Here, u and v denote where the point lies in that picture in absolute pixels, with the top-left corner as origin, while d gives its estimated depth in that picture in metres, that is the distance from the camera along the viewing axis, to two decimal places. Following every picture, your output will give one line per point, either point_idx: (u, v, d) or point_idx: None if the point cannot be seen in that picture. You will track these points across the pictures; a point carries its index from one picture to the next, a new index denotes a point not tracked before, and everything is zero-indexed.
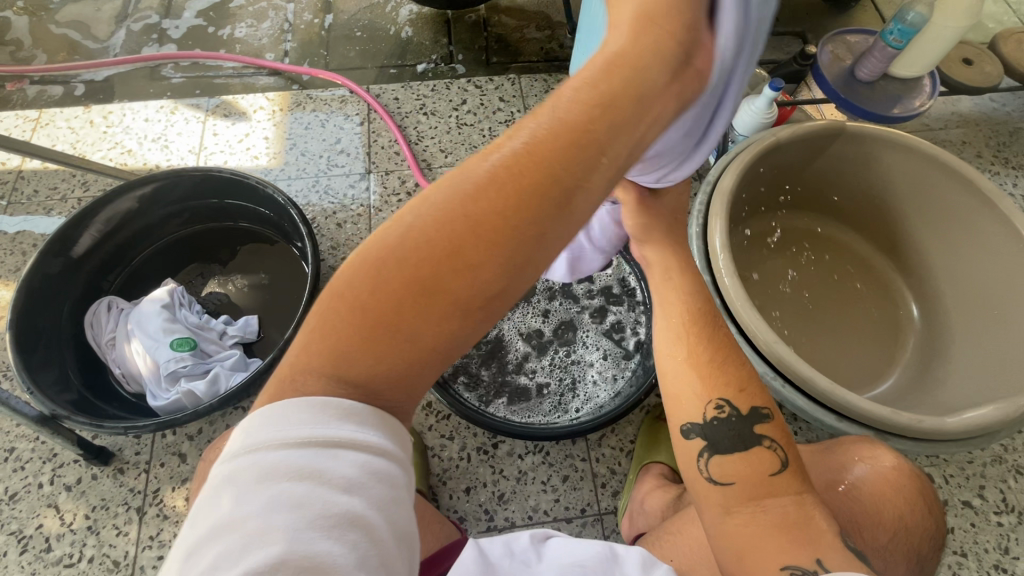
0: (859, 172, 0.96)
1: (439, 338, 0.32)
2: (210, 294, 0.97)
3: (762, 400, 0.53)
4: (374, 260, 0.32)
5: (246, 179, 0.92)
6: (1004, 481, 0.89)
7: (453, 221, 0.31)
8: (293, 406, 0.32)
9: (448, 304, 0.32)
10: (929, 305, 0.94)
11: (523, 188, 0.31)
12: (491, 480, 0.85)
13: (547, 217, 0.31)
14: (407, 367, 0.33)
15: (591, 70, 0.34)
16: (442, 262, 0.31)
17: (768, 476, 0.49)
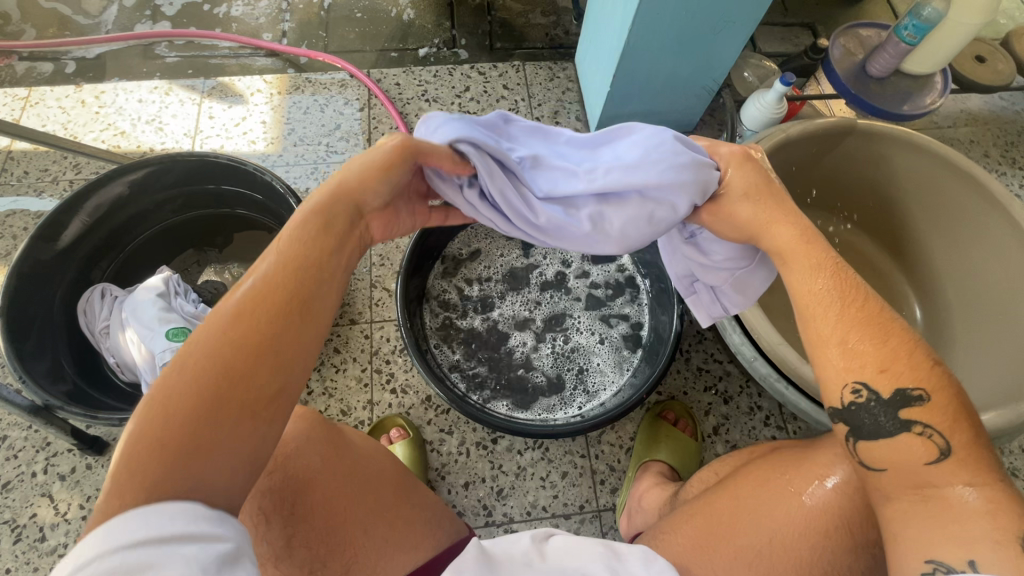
0: (867, 171, 0.95)
1: (248, 437, 0.36)
2: (206, 283, 0.98)
3: (914, 378, 0.46)
4: (161, 401, 0.34)
5: (244, 165, 0.89)
6: None
7: (234, 338, 0.36)
8: (113, 524, 0.31)
9: (243, 406, 0.36)
10: (932, 306, 0.94)
11: (280, 301, 0.38)
12: (490, 475, 0.85)
13: (304, 316, 0.39)
14: (229, 470, 0.35)
15: (300, 224, 0.42)
16: (251, 362, 0.36)
17: (920, 466, 0.45)
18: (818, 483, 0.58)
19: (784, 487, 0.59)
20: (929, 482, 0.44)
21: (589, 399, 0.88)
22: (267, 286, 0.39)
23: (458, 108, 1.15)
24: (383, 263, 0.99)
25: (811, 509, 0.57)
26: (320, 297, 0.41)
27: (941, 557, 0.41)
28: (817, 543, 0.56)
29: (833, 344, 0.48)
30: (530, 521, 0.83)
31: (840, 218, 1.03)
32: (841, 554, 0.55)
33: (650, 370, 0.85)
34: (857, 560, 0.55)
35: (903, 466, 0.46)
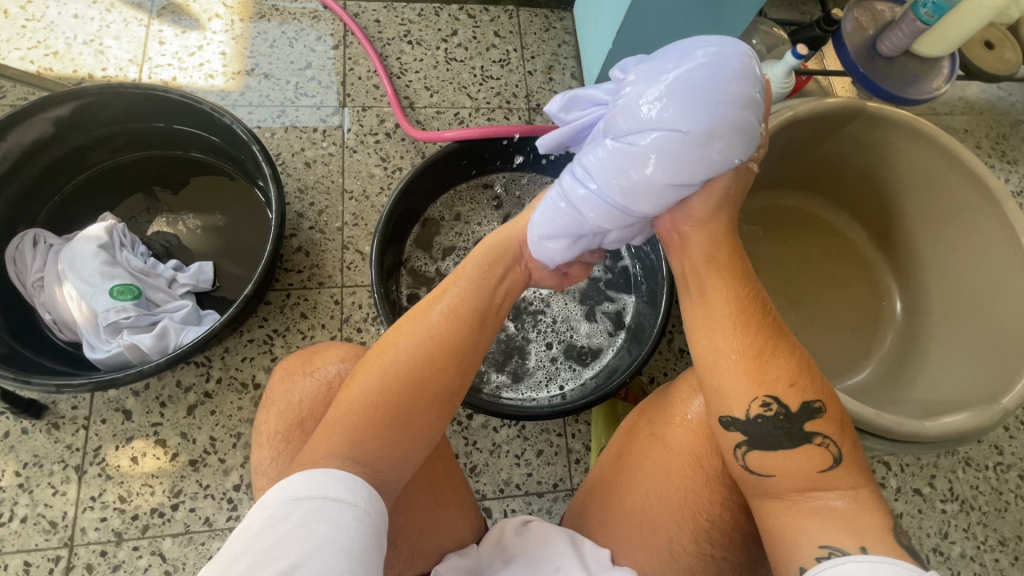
0: (866, 156, 0.92)
1: (425, 425, 0.50)
2: (157, 233, 0.86)
3: (815, 392, 0.48)
4: (376, 385, 0.49)
5: (200, 103, 0.79)
6: (953, 471, 0.93)
7: (420, 348, 0.51)
8: (304, 473, 0.42)
9: (428, 403, 0.50)
10: (912, 300, 0.94)
11: (459, 326, 0.52)
12: (463, 451, 0.83)
13: (473, 340, 0.53)
14: (409, 444, 0.49)
15: (477, 266, 0.56)
16: (435, 370, 0.50)
17: (818, 474, 0.46)
18: (675, 428, 0.55)
19: (644, 436, 0.57)
20: (812, 487, 0.46)
21: (572, 377, 0.86)
22: (450, 311, 0.53)
23: (444, 54, 1.05)
24: (356, 223, 0.91)
25: (674, 452, 0.54)
26: (486, 324, 0.54)
27: (834, 544, 0.43)
28: (680, 487, 0.53)
29: (744, 359, 0.49)
30: (503, 499, 0.81)
31: (832, 201, 1.01)
32: (699, 491, 0.53)
33: (634, 351, 0.82)
34: (715, 493, 0.53)
35: (791, 474, 0.47)
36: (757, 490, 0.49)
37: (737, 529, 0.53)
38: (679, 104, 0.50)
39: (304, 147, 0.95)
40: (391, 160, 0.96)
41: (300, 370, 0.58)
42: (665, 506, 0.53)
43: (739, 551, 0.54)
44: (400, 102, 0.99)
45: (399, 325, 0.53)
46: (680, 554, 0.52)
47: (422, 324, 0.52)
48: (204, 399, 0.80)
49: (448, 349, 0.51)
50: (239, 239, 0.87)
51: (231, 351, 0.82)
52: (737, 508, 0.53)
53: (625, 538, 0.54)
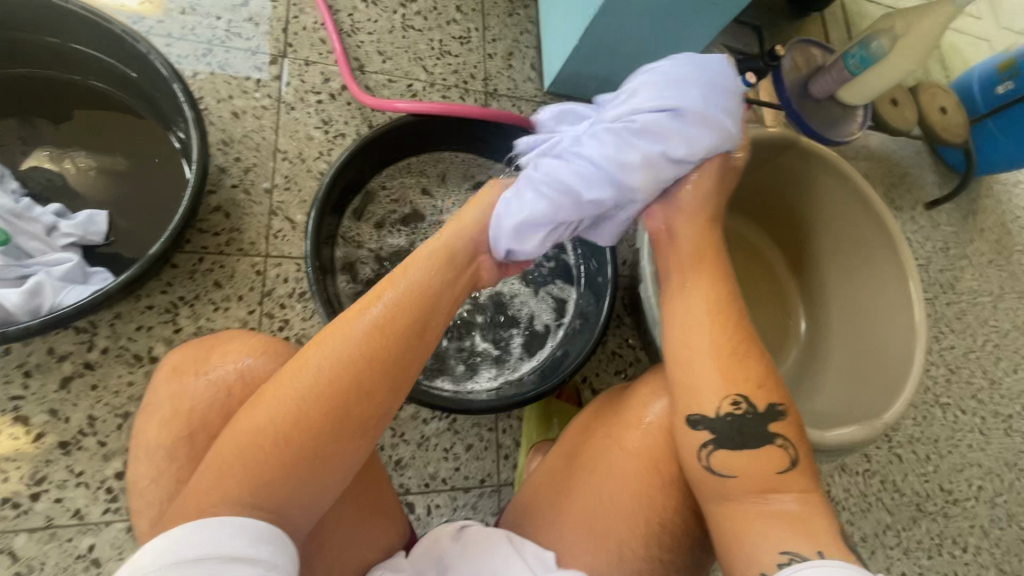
0: (792, 189, 1.00)
1: (343, 449, 0.45)
2: (35, 169, 0.72)
3: (779, 397, 0.53)
4: (286, 406, 0.43)
5: (110, 23, 0.67)
6: (832, 476, 1.04)
7: (345, 365, 0.46)
8: (192, 527, 0.37)
9: (347, 426, 0.45)
10: (816, 321, 1.04)
11: (391, 343, 0.48)
12: (389, 443, 0.78)
13: (407, 353, 0.48)
14: (324, 473, 0.44)
15: (417, 274, 0.52)
16: (360, 387, 0.45)
17: (776, 474, 0.50)
18: (630, 433, 0.57)
19: (598, 439, 0.58)
20: (768, 489, 0.50)
21: (507, 373, 0.85)
22: (383, 325, 0.48)
23: (401, 20, 0.98)
24: (288, 187, 0.83)
25: (629, 454, 0.56)
26: (422, 338, 0.50)
27: (793, 549, 0.45)
28: (636, 491, 0.54)
29: (716, 359, 0.53)
30: (428, 494, 0.78)
31: (757, 226, 1.09)
32: (653, 494, 0.54)
33: (571, 351, 0.82)
34: (668, 497, 0.55)
35: (752, 474, 0.50)
36: (716, 495, 0.51)
37: (686, 534, 0.55)
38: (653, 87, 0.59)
39: (232, 95, 0.84)
40: (333, 124, 0.88)
41: (192, 369, 0.51)
42: (619, 510, 0.54)
43: (686, 556, 0.55)
44: (349, 63, 0.91)
45: (324, 336, 0.47)
46: (631, 559, 0.53)
47: (347, 337, 0.47)
48: (84, 371, 0.68)
49: (376, 366, 0.46)
50: (143, 188, 0.74)
51: (123, 318, 0.71)
52: (687, 513, 0.55)
53: (579, 545, 0.53)
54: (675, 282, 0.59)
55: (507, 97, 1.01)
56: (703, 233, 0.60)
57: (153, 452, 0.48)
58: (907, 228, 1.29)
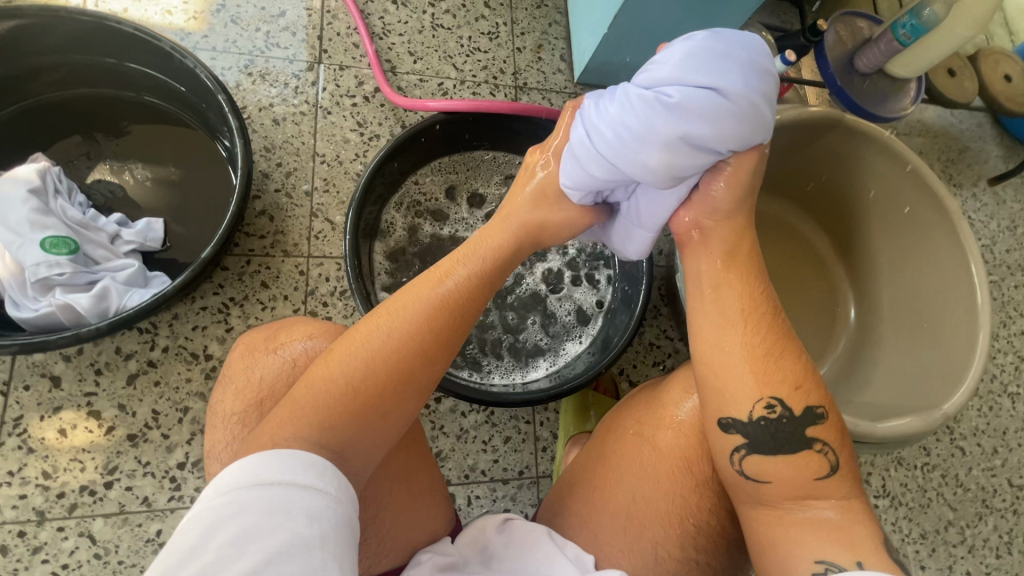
0: (839, 171, 0.96)
1: (405, 408, 0.48)
2: (99, 182, 0.77)
3: (818, 399, 0.53)
4: (364, 363, 0.46)
5: (159, 41, 0.71)
6: (887, 469, 1.00)
7: (410, 330, 0.49)
8: (267, 455, 0.39)
9: (413, 387, 0.48)
10: (866, 309, 0.99)
11: (451, 314, 0.51)
12: (429, 435, 0.80)
13: (470, 327, 0.52)
14: (385, 429, 0.46)
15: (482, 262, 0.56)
16: (429, 356, 0.49)
17: (813, 480, 0.50)
18: (665, 431, 0.57)
19: (631, 436, 0.58)
20: (807, 495, 0.50)
21: (544, 365, 0.85)
22: (446, 297, 0.51)
23: (430, 19, 0.99)
24: (327, 189, 0.86)
25: (663, 453, 0.56)
26: (472, 315, 0.53)
27: (830, 559, 0.46)
28: (669, 490, 0.54)
29: (748, 364, 0.53)
30: (468, 485, 0.80)
31: (801, 211, 1.05)
32: (687, 494, 0.54)
33: (609, 342, 0.82)
34: (702, 497, 0.55)
35: (787, 480, 0.51)
36: (750, 499, 0.52)
37: (721, 534, 0.55)
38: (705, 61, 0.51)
39: (273, 103, 0.87)
40: (368, 126, 0.90)
41: (265, 348, 0.54)
42: (653, 508, 0.54)
43: (722, 557, 0.55)
44: (381, 65, 0.93)
45: (391, 305, 0.51)
46: (665, 558, 0.53)
47: (413, 305, 0.50)
48: (148, 368, 0.73)
49: (445, 335, 0.50)
50: (195, 196, 0.79)
51: (180, 318, 0.75)
52: (722, 513, 0.55)
53: (613, 539, 0.54)
54: (703, 280, 0.58)
55: (536, 90, 1.01)
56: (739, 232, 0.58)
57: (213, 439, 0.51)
58: (968, 207, 1.21)
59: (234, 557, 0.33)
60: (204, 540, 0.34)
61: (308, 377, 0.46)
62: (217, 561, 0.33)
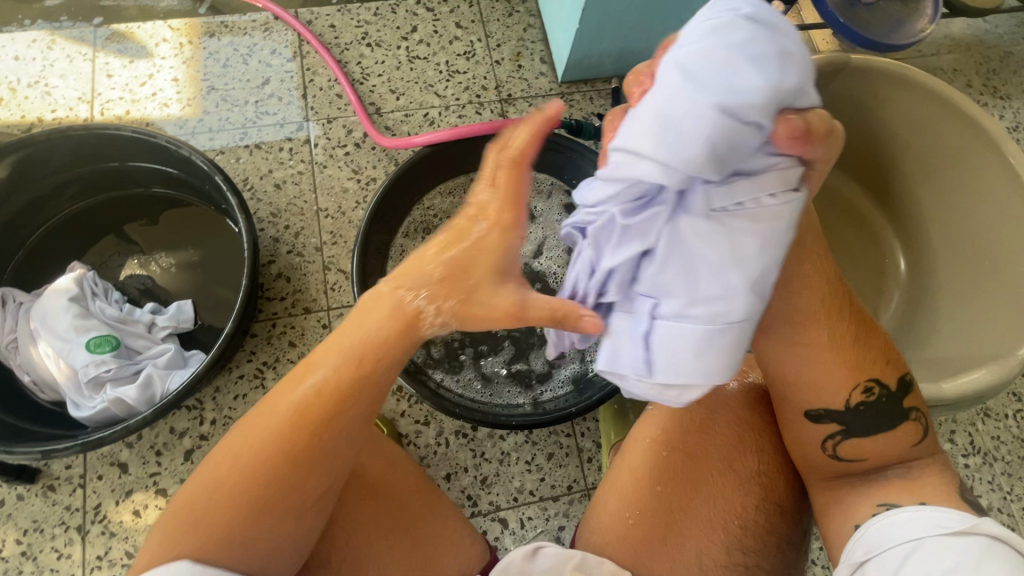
0: (855, 115, 0.88)
1: (283, 521, 0.42)
2: (130, 276, 0.83)
3: (908, 369, 0.52)
4: (212, 496, 0.40)
5: (155, 138, 0.76)
6: (973, 424, 0.91)
7: (300, 416, 0.42)
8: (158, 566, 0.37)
9: (286, 491, 0.42)
10: (917, 256, 0.91)
11: (321, 408, 0.42)
12: (472, 463, 0.81)
13: (352, 411, 0.43)
14: (266, 544, 0.41)
15: (349, 346, 0.43)
16: (299, 456, 0.42)
17: (912, 450, 0.50)
18: (703, 435, 0.56)
19: (658, 453, 0.56)
20: (870, 462, 0.50)
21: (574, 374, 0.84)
22: (311, 392, 0.42)
23: (406, 53, 1.00)
24: (335, 241, 0.88)
25: (699, 461, 0.55)
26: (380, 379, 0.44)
27: (891, 500, 0.47)
28: (708, 494, 0.55)
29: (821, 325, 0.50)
30: (518, 507, 0.79)
31: None
32: (731, 493, 0.54)
33: None
34: (746, 495, 0.54)
35: (881, 455, 0.50)
36: (823, 468, 0.52)
37: (771, 533, 0.54)
38: (677, 149, 0.38)
39: (272, 168, 0.91)
40: (363, 171, 0.92)
41: None
42: (696, 515, 0.54)
43: (776, 556, 0.54)
44: (366, 109, 0.95)
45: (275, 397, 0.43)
46: (712, 566, 0.53)
47: (296, 389, 0.43)
48: (201, 443, 0.77)
49: (309, 430, 0.42)
50: (216, 272, 0.83)
51: (222, 390, 0.80)
52: (772, 510, 0.54)
53: (658, 553, 0.53)
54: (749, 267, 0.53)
55: (523, 99, 1.00)
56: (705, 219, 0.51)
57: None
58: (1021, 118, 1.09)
59: None
60: None
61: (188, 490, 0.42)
62: None
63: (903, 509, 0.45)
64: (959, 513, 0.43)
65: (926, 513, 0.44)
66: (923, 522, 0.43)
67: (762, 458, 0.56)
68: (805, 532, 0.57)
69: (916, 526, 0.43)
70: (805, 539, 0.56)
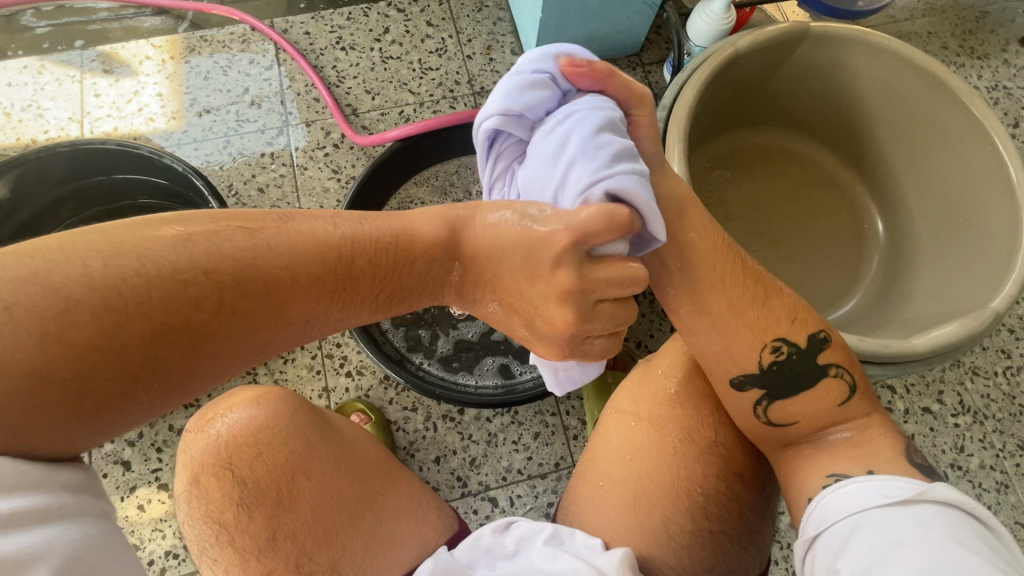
0: (824, 82, 0.88)
1: (138, 408, 0.38)
2: None
3: (814, 324, 0.55)
4: (66, 344, 0.35)
5: (139, 149, 0.80)
6: (961, 384, 0.90)
7: (193, 309, 0.38)
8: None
9: (160, 377, 0.38)
10: (895, 218, 0.91)
11: (232, 307, 0.39)
12: (461, 446, 0.83)
13: (254, 327, 0.41)
14: (101, 421, 0.37)
15: (303, 258, 0.41)
16: (191, 342, 0.38)
17: (837, 407, 0.53)
18: (665, 406, 0.57)
19: (628, 424, 0.58)
20: (819, 427, 0.53)
21: None
22: (228, 285, 0.39)
23: (379, 54, 1.03)
24: None
25: (661, 433, 0.56)
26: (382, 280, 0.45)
27: (839, 472, 0.49)
28: (674, 466, 0.55)
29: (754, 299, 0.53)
30: (508, 486, 0.81)
31: (793, 131, 0.97)
32: (694, 464, 0.55)
33: None
34: (706, 466, 0.55)
35: (810, 416, 0.53)
36: (780, 441, 0.54)
37: (732, 500, 0.55)
38: (521, 97, 0.47)
39: (255, 173, 0.94)
40: (343, 171, 0.95)
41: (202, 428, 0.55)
42: (661, 485, 0.55)
43: (736, 520, 0.56)
44: (343, 111, 0.98)
45: (226, 270, 0.39)
46: (676, 534, 0.54)
47: (207, 258, 0.38)
48: None
49: (212, 324, 0.39)
50: None
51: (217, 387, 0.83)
52: (730, 478, 0.56)
53: (621, 514, 0.55)
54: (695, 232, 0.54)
55: None
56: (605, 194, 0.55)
57: (197, 479, 0.53)
58: (1001, 76, 1.09)
59: None
60: None
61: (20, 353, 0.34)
62: None
63: (852, 480, 0.47)
64: (903, 482, 0.45)
65: (873, 487, 0.46)
66: (871, 491, 0.45)
67: (718, 429, 0.56)
68: (765, 499, 0.58)
69: (861, 497, 0.46)
70: (765, 503, 0.58)
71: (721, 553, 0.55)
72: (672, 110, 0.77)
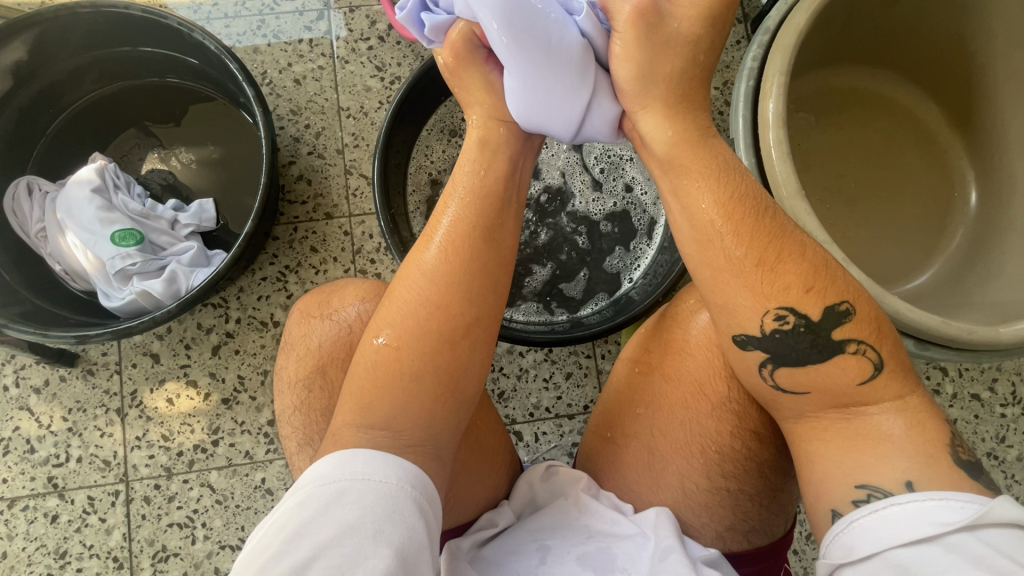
0: (952, 17, 0.76)
1: (452, 375, 0.45)
2: (152, 171, 0.82)
3: (840, 292, 0.42)
4: (391, 351, 0.44)
5: (166, 19, 0.71)
6: (1018, 374, 0.85)
7: (431, 279, 0.46)
8: (334, 455, 0.40)
9: (444, 344, 0.45)
10: (992, 189, 0.81)
11: (466, 257, 0.46)
12: (490, 378, 0.81)
13: (485, 253, 0.47)
14: (431, 400, 0.44)
15: (472, 198, 0.48)
16: (444, 301, 0.45)
17: (858, 387, 0.41)
18: (675, 357, 0.51)
19: (638, 373, 0.54)
20: (853, 403, 0.41)
21: (604, 294, 0.79)
22: (447, 247, 0.46)
23: None
24: (357, 144, 0.84)
25: (675, 384, 0.51)
26: (503, 236, 0.48)
27: (873, 483, 0.39)
28: (687, 419, 0.50)
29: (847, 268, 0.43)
30: (534, 422, 0.80)
31: (899, 75, 0.85)
32: (703, 420, 0.49)
33: (668, 262, 0.74)
34: (720, 421, 0.49)
35: (829, 388, 0.42)
36: (791, 413, 0.44)
37: (752, 458, 0.49)
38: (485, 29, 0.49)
39: (291, 62, 0.85)
40: (387, 69, 0.85)
41: (318, 313, 0.55)
42: (672, 440, 0.50)
43: (757, 481, 0.49)
44: None
45: (433, 246, 0.47)
46: (692, 489, 0.49)
47: (421, 261, 0.47)
48: (227, 339, 0.79)
49: (446, 293, 0.45)
50: (240, 172, 0.81)
51: (246, 290, 0.80)
52: (747, 437, 0.49)
53: (634, 470, 0.52)
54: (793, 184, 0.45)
55: None
56: (673, 119, 0.45)
57: (323, 370, 0.53)
58: None
59: (326, 524, 0.36)
60: (308, 519, 0.36)
61: (357, 377, 0.45)
62: (320, 528, 0.35)
63: (890, 500, 0.38)
64: (954, 500, 0.36)
65: (915, 513, 0.36)
66: (911, 518, 0.36)
67: (734, 385, 0.48)
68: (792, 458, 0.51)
69: (901, 523, 0.36)
70: (793, 463, 0.51)
71: (741, 512, 0.49)
72: (777, 33, 0.66)
